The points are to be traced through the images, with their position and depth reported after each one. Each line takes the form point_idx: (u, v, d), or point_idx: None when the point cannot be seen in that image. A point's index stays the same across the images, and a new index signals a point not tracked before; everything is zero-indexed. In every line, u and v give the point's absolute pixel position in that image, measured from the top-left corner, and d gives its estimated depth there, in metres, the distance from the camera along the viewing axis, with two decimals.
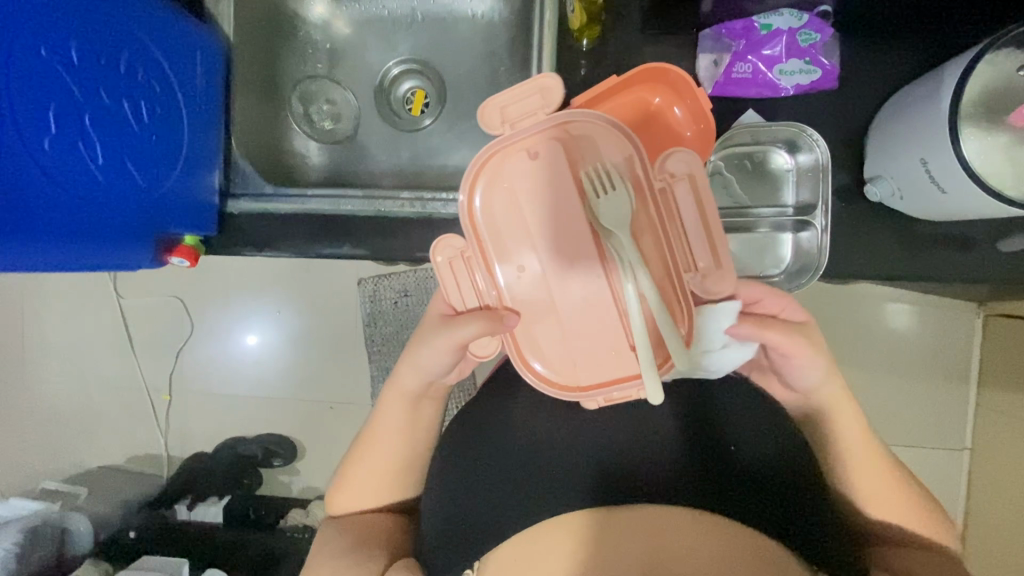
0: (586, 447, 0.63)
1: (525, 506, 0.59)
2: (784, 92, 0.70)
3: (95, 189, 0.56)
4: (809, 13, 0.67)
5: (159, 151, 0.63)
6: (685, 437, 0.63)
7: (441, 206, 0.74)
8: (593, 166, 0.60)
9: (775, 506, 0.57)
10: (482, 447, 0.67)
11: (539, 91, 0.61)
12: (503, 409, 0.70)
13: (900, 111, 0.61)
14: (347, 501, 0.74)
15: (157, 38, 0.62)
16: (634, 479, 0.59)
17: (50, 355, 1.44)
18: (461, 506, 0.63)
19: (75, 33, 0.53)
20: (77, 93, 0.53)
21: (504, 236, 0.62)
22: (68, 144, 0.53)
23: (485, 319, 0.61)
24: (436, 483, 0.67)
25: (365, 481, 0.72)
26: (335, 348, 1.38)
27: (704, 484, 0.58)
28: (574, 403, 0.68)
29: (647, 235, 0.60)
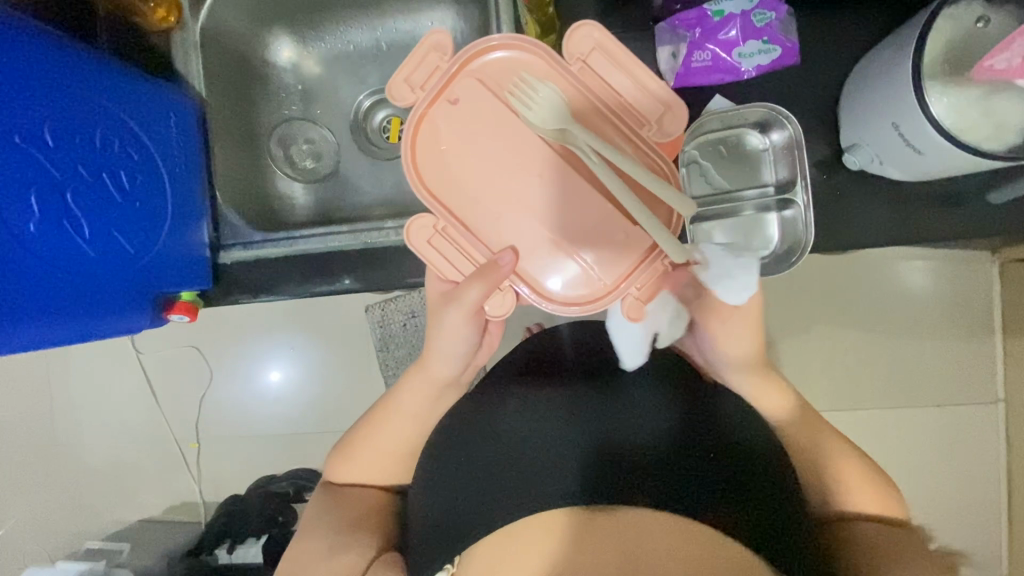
0: (572, 436, 0.67)
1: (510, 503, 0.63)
2: (747, 75, 0.69)
3: (86, 262, 0.58)
4: None
5: (147, 216, 0.65)
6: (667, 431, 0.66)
7: None
8: (510, 85, 0.62)
9: (737, 503, 0.61)
10: (475, 441, 0.71)
11: (432, 49, 0.62)
12: (497, 403, 0.72)
13: (868, 78, 0.61)
14: (356, 474, 0.76)
15: (129, 108, 0.64)
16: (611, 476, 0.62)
17: (81, 418, 1.47)
18: (456, 494, 0.67)
19: (48, 116, 0.55)
20: (57, 175, 0.55)
21: (467, 184, 0.63)
22: (54, 224, 0.55)
23: (483, 276, 0.62)
24: (435, 480, 0.69)
25: (371, 455, 0.75)
26: (352, 376, 1.40)
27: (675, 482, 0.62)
28: (573, 390, 0.71)
29: (591, 113, 0.62)
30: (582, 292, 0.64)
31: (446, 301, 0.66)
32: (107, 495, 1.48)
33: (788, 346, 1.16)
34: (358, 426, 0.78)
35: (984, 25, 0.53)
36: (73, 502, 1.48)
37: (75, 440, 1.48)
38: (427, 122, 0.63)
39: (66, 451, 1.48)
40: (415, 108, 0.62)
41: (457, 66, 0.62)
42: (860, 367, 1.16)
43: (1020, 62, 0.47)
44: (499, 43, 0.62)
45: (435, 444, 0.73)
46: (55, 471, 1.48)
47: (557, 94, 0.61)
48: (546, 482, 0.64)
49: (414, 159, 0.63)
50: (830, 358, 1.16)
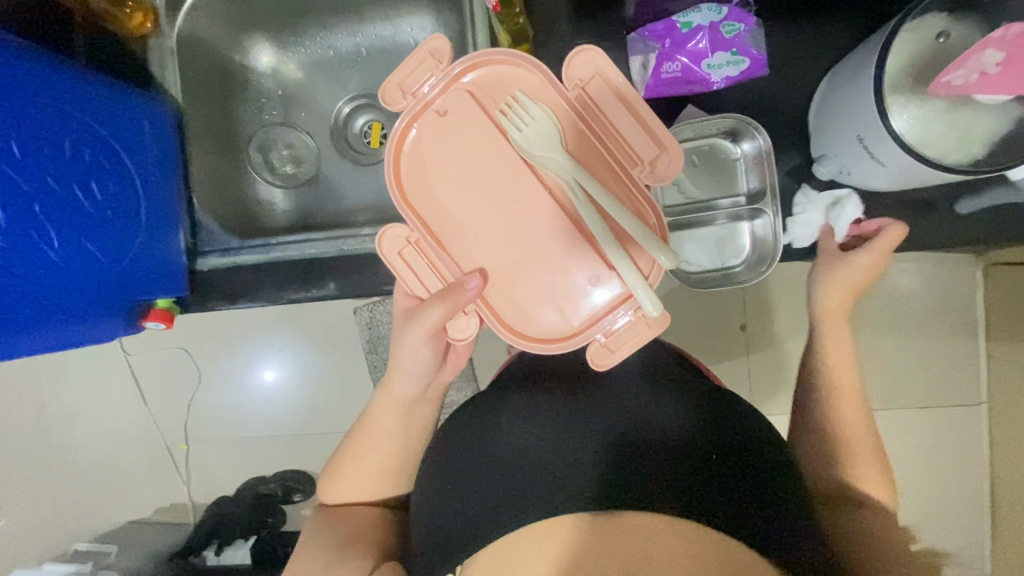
0: (577, 434, 0.62)
1: (509, 507, 0.56)
2: (716, 86, 0.70)
3: (56, 273, 0.58)
4: (728, 5, 0.66)
5: (122, 223, 0.66)
6: (678, 430, 0.62)
7: None
8: (503, 103, 0.62)
9: (758, 507, 0.56)
10: (472, 449, 0.66)
11: (429, 56, 0.62)
12: (493, 413, 0.69)
13: (834, 90, 0.62)
14: (349, 492, 0.76)
15: (100, 118, 0.64)
16: (640, 477, 0.56)
17: (69, 419, 1.47)
18: (457, 507, 0.61)
19: (15, 129, 0.55)
20: (25, 187, 0.55)
21: (447, 202, 0.64)
22: (22, 237, 0.55)
23: (446, 299, 0.62)
24: (431, 489, 0.67)
25: (360, 471, 0.75)
26: (341, 379, 1.40)
27: (692, 479, 0.56)
28: (575, 398, 0.67)
29: (580, 147, 0.61)
30: (553, 324, 0.64)
31: (410, 319, 0.66)
32: (97, 495, 1.49)
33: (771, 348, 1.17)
34: (345, 447, 0.77)
35: (945, 39, 0.53)
36: (63, 503, 1.49)
37: (66, 442, 1.48)
38: (415, 133, 0.63)
39: (54, 453, 1.48)
40: (404, 117, 0.62)
41: (451, 81, 0.62)
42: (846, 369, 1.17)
43: (978, 78, 0.48)
44: (497, 60, 0.62)
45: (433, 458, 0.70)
46: (44, 473, 1.48)
47: (547, 118, 0.61)
48: (565, 485, 0.56)
49: (398, 169, 0.63)
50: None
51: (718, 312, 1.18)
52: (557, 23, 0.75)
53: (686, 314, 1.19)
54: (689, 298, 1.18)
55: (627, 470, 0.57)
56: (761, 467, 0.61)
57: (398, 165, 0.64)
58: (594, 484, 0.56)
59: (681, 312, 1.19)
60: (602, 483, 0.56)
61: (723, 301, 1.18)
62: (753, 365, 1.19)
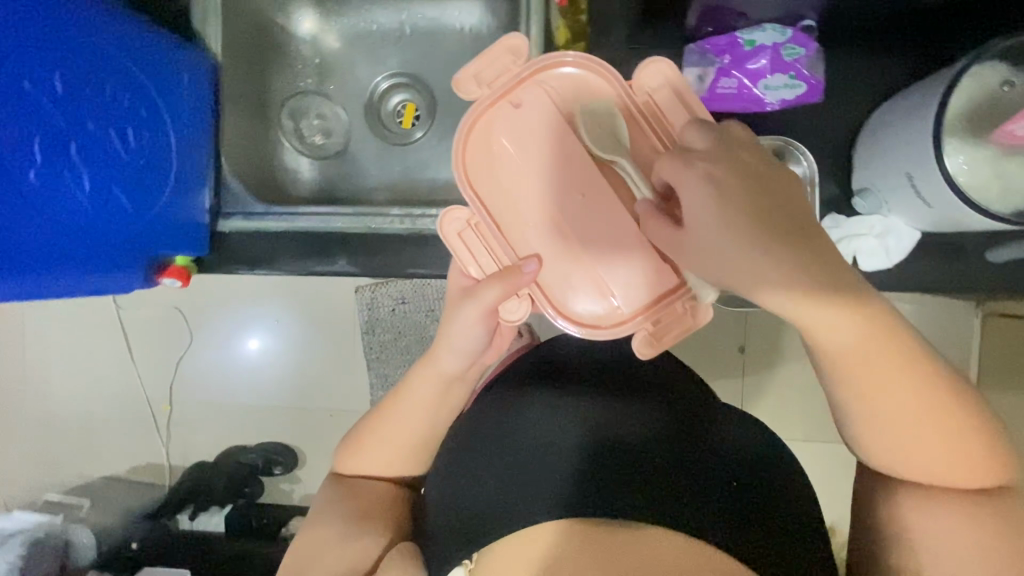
0: (573, 445, 0.68)
1: (512, 509, 0.63)
2: (770, 106, 0.72)
3: (82, 218, 0.57)
4: (793, 28, 0.68)
5: (147, 175, 0.64)
6: (664, 447, 0.68)
7: (431, 222, 0.74)
8: (573, 97, 0.61)
9: (745, 527, 0.62)
10: (484, 449, 0.72)
11: (505, 50, 0.61)
12: (511, 413, 0.74)
13: (888, 123, 0.62)
14: (371, 468, 0.75)
15: (142, 62, 0.62)
16: (624, 491, 0.63)
17: (51, 369, 1.45)
18: (471, 503, 0.67)
19: (60, 63, 0.53)
20: (63, 125, 0.54)
21: (518, 188, 0.62)
22: (55, 176, 0.53)
23: (504, 279, 0.61)
24: (447, 489, 0.71)
25: (380, 445, 0.74)
26: (332, 356, 1.39)
27: (674, 496, 0.63)
28: (579, 403, 0.73)
29: (646, 141, 0.61)
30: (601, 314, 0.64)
31: (466, 298, 0.64)
32: (69, 449, 1.46)
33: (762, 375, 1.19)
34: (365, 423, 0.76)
35: (1008, 87, 0.54)
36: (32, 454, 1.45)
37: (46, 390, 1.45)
38: (481, 119, 0.62)
39: (29, 401, 1.45)
40: (475, 105, 0.61)
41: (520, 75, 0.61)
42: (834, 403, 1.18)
43: None
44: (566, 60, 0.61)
45: (450, 453, 0.75)
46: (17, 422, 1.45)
47: (614, 116, 0.61)
48: (552, 493, 0.63)
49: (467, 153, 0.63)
50: (806, 391, 1.19)
51: (715, 330, 1.20)
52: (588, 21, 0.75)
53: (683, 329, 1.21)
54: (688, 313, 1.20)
55: (613, 484, 0.63)
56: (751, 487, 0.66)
57: (465, 146, 0.62)
58: (579, 493, 0.62)
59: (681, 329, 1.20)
60: (588, 489, 0.63)
61: (723, 321, 1.20)
62: (746, 388, 1.20)
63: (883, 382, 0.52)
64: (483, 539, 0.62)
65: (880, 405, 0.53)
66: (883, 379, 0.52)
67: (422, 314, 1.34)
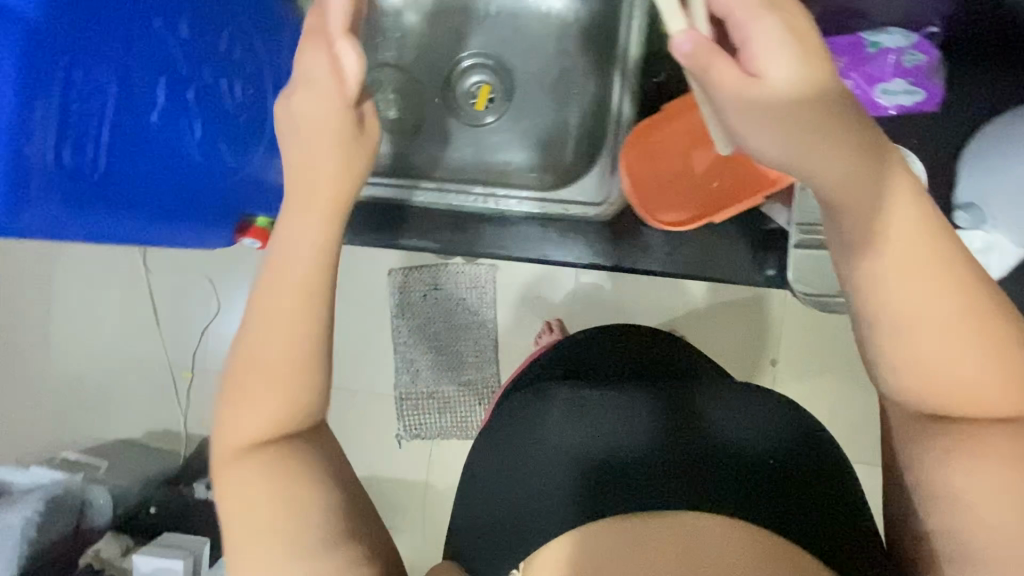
0: (564, 445, 0.65)
1: (531, 521, 0.63)
2: (885, 109, 0.88)
3: (190, 163, 0.67)
4: (917, 36, 0.84)
5: (240, 146, 0.74)
6: (659, 436, 0.65)
7: (513, 204, 0.86)
8: None
9: (767, 506, 0.61)
10: (480, 450, 0.69)
11: None
12: (495, 414, 0.70)
13: (992, 150, 0.82)
14: (242, 437, 0.49)
15: (254, 24, 0.74)
16: (628, 491, 0.62)
17: (76, 328, 1.43)
18: (490, 514, 0.66)
19: (189, 12, 0.63)
20: (184, 70, 0.64)
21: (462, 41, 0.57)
22: (172, 118, 0.63)
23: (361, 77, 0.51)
24: (465, 497, 0.69)
25: (266, 387, 0.48)
26: (357, 334, 1.31)
27: (683, 492, 0.62)
28: (546, 392, 0.67)
29: None
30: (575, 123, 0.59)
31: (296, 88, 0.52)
32: (88, 407, 1.44)
33: (799, 389, 1.18)
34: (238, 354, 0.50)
35: None
36: None
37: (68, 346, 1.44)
38: None
39: None
40: None
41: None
42: (866, 422, 1.17)
43: None
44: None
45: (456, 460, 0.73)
46: None
47: None
48: (553, 504, 0.63)
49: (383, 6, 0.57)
50: (838, 408, 1.17)
51: (752, 340, 1.19)
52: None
53: (719, 336, 1.20)
54: (724, 320, 1.20)
55: (616, 480, 0.63)
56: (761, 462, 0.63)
57: None
58: (580, 498, 0.63)
59: (719, 337, 1.20)
60: (585, 494, 0.63)
61: (760, 331, 1.19)
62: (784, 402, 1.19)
63: (919, 287, 0.44)
64: (513, 558, 0.63)
65: (916, 315, 0.44)
66: (920, 282, 0.44)
67: (454, 301, 1.29)
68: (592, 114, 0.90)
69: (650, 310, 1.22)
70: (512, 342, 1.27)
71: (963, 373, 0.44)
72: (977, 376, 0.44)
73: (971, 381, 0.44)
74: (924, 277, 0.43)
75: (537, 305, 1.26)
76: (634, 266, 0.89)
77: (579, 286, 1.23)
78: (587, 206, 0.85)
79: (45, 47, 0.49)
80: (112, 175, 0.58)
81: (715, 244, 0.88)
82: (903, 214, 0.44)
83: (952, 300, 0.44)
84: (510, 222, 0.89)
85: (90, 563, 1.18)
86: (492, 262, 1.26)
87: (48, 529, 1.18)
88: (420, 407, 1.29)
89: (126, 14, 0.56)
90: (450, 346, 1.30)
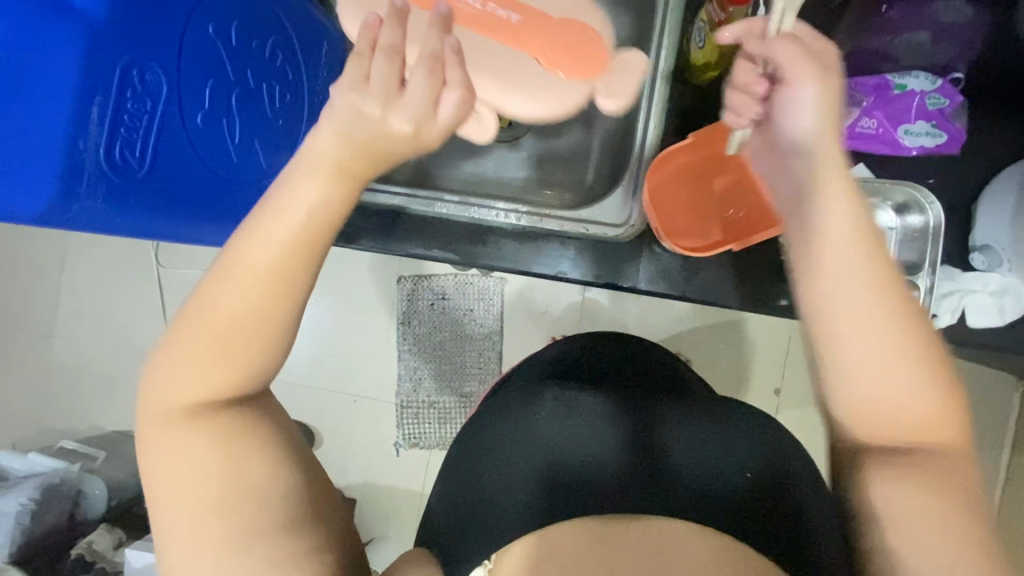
0: (537, 447, 0.63)
1: (498, 520, 0.61)
2: (909, 150, 0.91)
3: (229, 166, 0.73)
4: (942, 81, 0.87)
5: (277, 156, 0.80)
6: (631, 447, 0.64)
7: (539, 221, 0.88)
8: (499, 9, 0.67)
9: (731, 518, 0.61)
10: (470, 448, 0.67)
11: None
12: (482, 410, 0.70)
13: (1007, 199, 0.85)
14: (195, 371, 0.49)
15: (297, 32, 0.80)
16: (590, 498, 0.62)
17: (83, 314, 1.43)
18: (465, 502, 0.63)
19: (237, 20, 0.70)
20: (231, 76, 0.70)
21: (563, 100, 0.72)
22: (215, 121, 0.69)
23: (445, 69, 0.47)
24: (447, 489, 0.66)
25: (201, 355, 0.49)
26: (365, 338, 1.31)
27: (645, 498, 0.62)
28: (531, 394, 0.66)
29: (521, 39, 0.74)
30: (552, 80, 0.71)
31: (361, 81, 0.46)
32: (88, 393, 1.44)
33: (800, 418, 1.18)
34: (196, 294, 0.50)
35: None
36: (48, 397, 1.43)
37: (72, 331, 1.43)
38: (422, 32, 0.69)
39: (53, 344, 1.43)
40: None
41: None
42: None
43: None
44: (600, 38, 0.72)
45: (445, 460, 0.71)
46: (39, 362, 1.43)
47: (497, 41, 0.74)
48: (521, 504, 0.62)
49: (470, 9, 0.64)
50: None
51: (753, 366, 1.20)
52: (697, 37, 0.85)
53: (720, 360, 1.21)
54: (727, 345, 1.21)
55: (579, 489, 0.62)
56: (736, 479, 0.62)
57: None
58: (547, 498, 0.62)
59: (721, 362, 1.21)
60: (547, 500, 0.62)
61: (762, 358, 1.20)
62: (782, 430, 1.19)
63: (863, 334, 0.48)
64: (477, 553, 0.60)
65: (859, 357, 0.49)
66: (863, 326, 0.48)
67: (460, 313, 1.30)
68: (614, 133, 0.92)
69: (654, 330, 1.22)
70: (515, 354, 1.28)
71: (894, 409, 0.49)
72: (907, 414, 0.49)
73: (902, 421, 0.49)
74: (867, 322, 0.48)
75: (541, 319, 1.26)
76: (647, 288, 0.89)
77: (585, 301, 1.24)
78: (607, 226, 0.87)
79: (105, 48, 0.55)
80: (159, 174, 0.64)
81: (727, 275, 0.87)
82: (850, 261, 0.49)
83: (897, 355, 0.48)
84: (533, 238, 0.90)
85: (81, 554, 1.16)
86: (502, 275, 1.27)
87: (43, 516, 1.16)
88: (420, 415, 1.29)
89: (181, 26, 0.63)
90: (454, 357, 1.30)
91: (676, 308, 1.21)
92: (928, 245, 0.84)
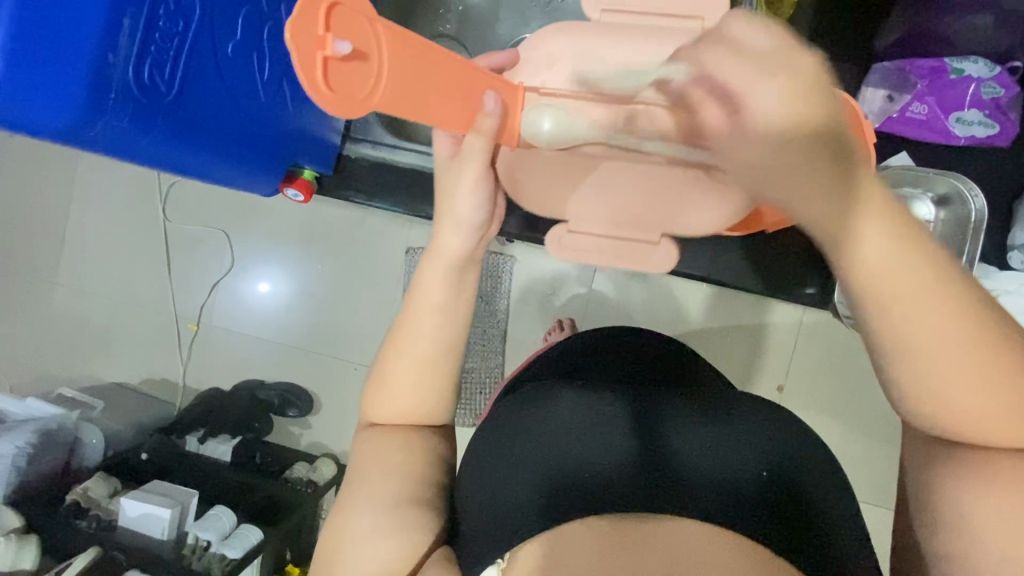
0: (540, 447, 0.59)
1: (505, 522, 0.54)
2: (959, 138, 0.91)
3: (257, 105, 0.72)
4: (1000, 70, 0.87)
5: (299, 97, 0.80)
6: (641, 446, 0.58)
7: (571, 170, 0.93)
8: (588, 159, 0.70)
9: (773, 521, 0.52)
10: (482, 451, 0.64)
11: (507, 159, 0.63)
12: (490, 418, 0.69)
13: None
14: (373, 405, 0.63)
15: None
16: (603, 496, 0.53)
17: (88, 263, 1.42)
18: (476, 508, 0.58)
19: None
20: (264, 9, 0.69)
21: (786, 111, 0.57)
22: (244, 54, 0.68)
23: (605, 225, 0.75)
24: (466, 488, 0.62)
25: (400, 391, 0.63)
26: (368, 301, 1.32)
27: (662, 495, 0.53)
28: (531, 397, 0.65)
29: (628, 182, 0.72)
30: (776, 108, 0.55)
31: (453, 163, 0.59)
32: (85, 346, 1.42)
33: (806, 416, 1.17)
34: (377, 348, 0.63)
35: None
36: None
37: (75, 280, 1.41)
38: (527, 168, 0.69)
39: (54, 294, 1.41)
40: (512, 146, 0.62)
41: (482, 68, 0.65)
42: (867, 459, 1.15)
43: None
44: (517, 87, 0.60)
45: (460, 466, 0.66)
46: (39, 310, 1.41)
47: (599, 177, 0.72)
48: (523, 503, 0.55)
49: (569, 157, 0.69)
50: (837, 445, 1.16)
51: (764, 362, 1.18)
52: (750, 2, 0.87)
53: (729, 355, 1.19)
54: (738, 341, 1.19)
55: (590, 486, 0.54)
56: (760, 483, 0.55)
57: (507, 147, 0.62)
58: (551, 497, 0.54)
59: (732, 355, 1.19)
60: (555, 497, 0.54)
61: (773, 356, 1.18)
62: None
63: (954, 375, 0.43)
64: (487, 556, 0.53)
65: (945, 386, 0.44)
66: (952, 361, 0.42)
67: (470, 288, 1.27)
68: None
69: (662, 318, 1.21)
70: (519, 333, 1.26)
71: (958, 394, 0.43)
72: (972, 410, 0.44)
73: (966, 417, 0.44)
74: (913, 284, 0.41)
75: (551, 300, 1.25)
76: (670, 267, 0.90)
77: (594, 290, 1.23)
78: None
79: None
80: (185, 103, 0.62)
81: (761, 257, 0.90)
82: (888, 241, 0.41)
83: (967, 329, 0.42)
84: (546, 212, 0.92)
85: (77, 500, 1.13)
86: (513, 252, 1.25)
87: (37, 461, 1.15)
88: None
89: None
90: None
91: (683, 298, 1.19)
92: (967, 238, 0.85)
